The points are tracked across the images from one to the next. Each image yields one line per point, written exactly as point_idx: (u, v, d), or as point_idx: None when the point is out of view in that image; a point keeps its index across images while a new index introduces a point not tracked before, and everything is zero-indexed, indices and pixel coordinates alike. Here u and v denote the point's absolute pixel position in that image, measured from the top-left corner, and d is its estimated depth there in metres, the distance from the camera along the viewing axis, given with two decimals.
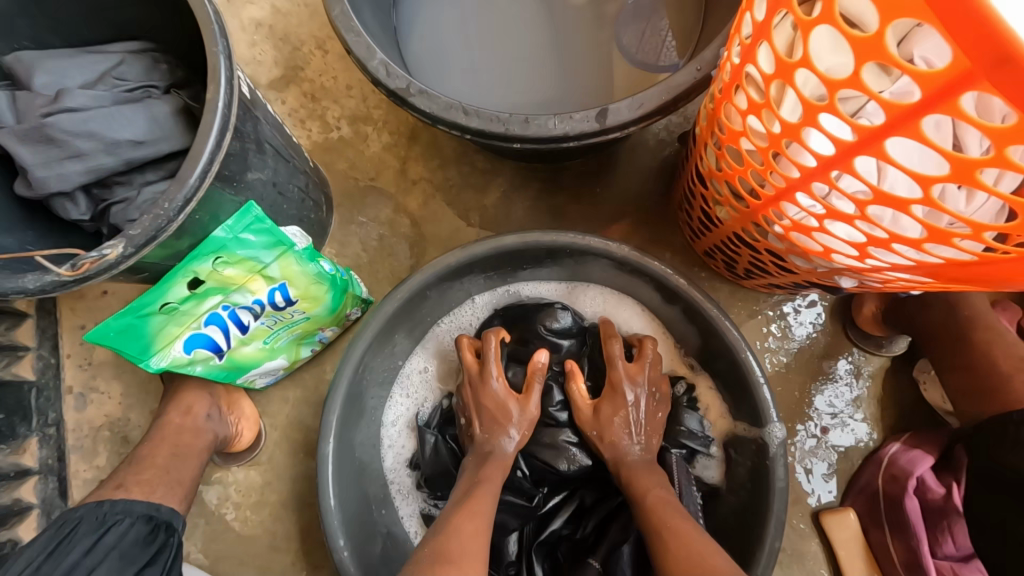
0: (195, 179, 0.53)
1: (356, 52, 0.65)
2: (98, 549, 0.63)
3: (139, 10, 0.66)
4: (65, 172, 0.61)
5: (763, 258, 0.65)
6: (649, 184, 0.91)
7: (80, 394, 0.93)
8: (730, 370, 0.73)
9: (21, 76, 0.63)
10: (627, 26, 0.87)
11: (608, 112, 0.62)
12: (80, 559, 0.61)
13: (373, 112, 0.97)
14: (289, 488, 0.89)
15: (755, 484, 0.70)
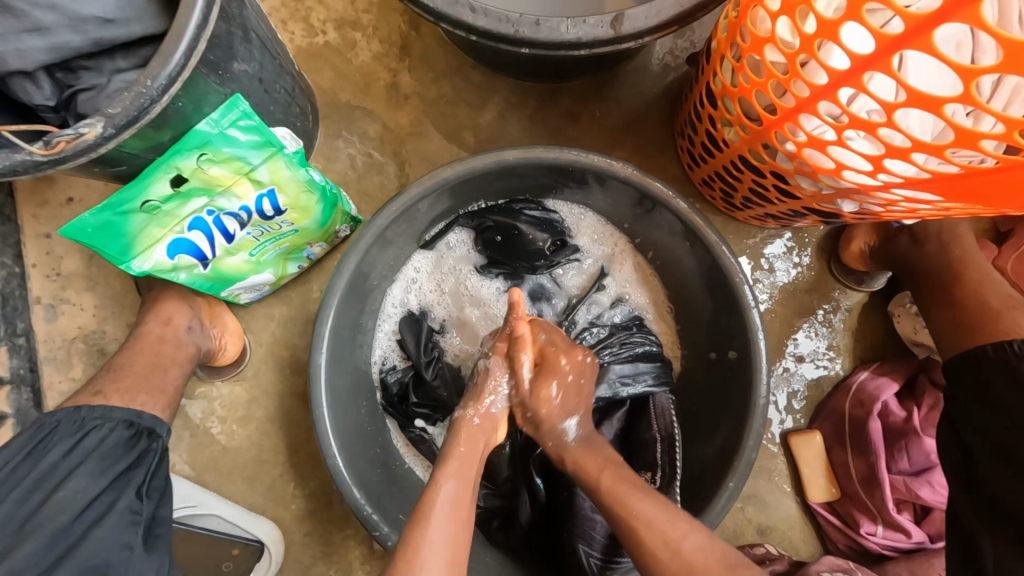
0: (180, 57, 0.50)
1: None
2: (76, 453, 0.61)
3: None
4: (24, 46, 0.55)
5: (765, 181, 0.65)
6: (651, 110, 0.89)
7: (49, 305, 0.89)
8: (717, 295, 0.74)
9: None
10: None
11: (623, 19, 0.59)
12: (58, 461, 0.60)
13: (362, 16, 0.90)
14: (275, 404, 0.89)
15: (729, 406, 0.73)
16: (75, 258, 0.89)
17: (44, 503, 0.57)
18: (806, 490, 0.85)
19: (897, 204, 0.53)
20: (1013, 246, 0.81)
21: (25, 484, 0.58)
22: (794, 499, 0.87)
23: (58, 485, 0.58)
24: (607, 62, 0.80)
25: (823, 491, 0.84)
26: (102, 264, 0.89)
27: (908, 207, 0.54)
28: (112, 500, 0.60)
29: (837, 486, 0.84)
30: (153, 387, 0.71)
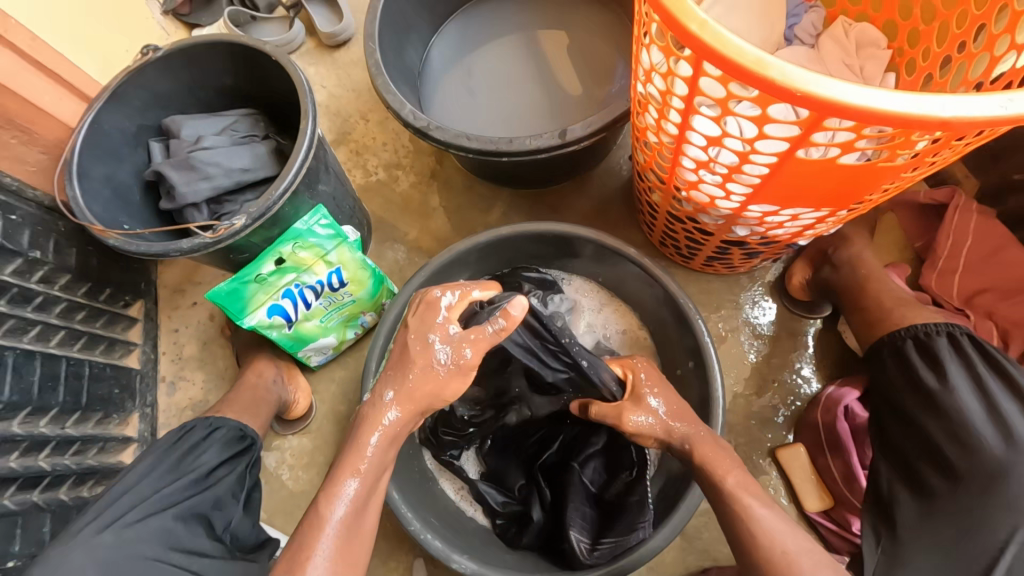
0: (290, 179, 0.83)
1: (393, 106, 0.95)
2: (206, 441, 0.82)
3: (247, 88, 0.98)
4: (197, 188, 0.89)
5: (688, 225, 0.88)
6: (617, 198, 1.16)
7: (171, 382, 1.16)
8: (680, 319, 0.93)
9: (171, 130, 0.94)
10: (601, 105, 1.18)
11: (567, 132, 0.89)
12: (194, 444, 0.80)
13: (402, 160, 1.27)
14: (333, 452, 1.08)
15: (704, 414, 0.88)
16: (193, 345, 1.18)
17: (180, 468, 0.76)
18: (801, 500, 0.92)
19: (765, 220, 0.74)
20: (931, 266, 0.98)
21: (171, 456, 0.77)
22: (794, 512, 0.93)
23: (191, 461, 0.78)
24: (576, 167, 1.10)
25: (816, 498, 0.91)
26: (212, 348, 1.18)
27: (780, 221, 0.74)
28: (222, 479, 0.79)
29: (829, 492, 0.91)
30: (254, 411, 0.95)
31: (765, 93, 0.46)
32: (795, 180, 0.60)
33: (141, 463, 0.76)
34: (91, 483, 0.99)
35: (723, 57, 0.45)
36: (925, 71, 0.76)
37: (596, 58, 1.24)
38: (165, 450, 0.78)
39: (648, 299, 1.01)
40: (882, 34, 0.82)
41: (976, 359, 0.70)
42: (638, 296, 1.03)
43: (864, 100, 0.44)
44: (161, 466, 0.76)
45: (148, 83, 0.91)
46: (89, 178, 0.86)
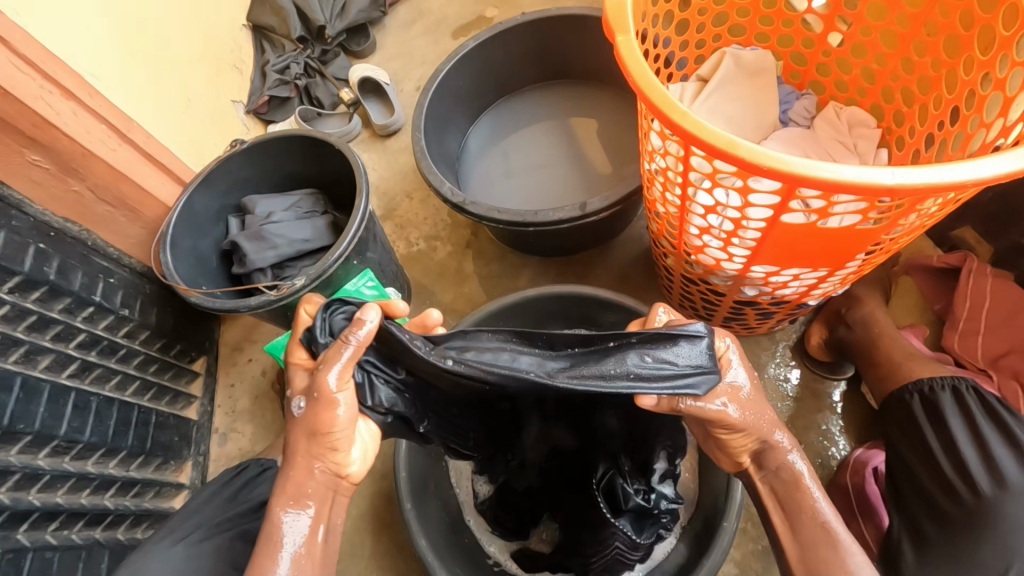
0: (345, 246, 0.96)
1: (434, 184, 1.09)
2: (260, 476, 0.91)
3: (311, 172, 1.14)
4: (265, 256, 1.03)
5: (702, 287, 0.94)
6: (637, 264, 1.24)
7: (223, 433, 1.26)
8: None
9: (247, 208, 1.10)
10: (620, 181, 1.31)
11: (587, 204, 1.00)
12: (249, 479, 0.90)
13: (441, 232, 1.41)
14: (367, 504, 1.12)
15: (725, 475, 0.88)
16: (245, 399, 1.29)
17: (237, 498, 0.86)
18: None
19: (770, 280, 0.79)
20: (952, 327, 1.00)
21: (230, 488, 0.87)
22: None
23: (247, 494, 0.87)
24: (598, 236, 1.20)
25: None
26: (262, 401, 1.28)
27: (785, 281, 0.79)
28: None
29: None
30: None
31: (741, 168, 0.55)
32: (786, 240, 0.66)
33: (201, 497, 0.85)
34: (144, 525, 1.06)
35: (702, 140, 0.55)
36: (912, 147, 0.84)
37: (622, 142, 1.38)
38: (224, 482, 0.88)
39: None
40: (870, 115, 0.91)
41: (976, 411, 0.75)
42: None
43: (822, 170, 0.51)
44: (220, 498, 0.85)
45: (233, 170, 1.09)
46: (178, 247, 1.01)
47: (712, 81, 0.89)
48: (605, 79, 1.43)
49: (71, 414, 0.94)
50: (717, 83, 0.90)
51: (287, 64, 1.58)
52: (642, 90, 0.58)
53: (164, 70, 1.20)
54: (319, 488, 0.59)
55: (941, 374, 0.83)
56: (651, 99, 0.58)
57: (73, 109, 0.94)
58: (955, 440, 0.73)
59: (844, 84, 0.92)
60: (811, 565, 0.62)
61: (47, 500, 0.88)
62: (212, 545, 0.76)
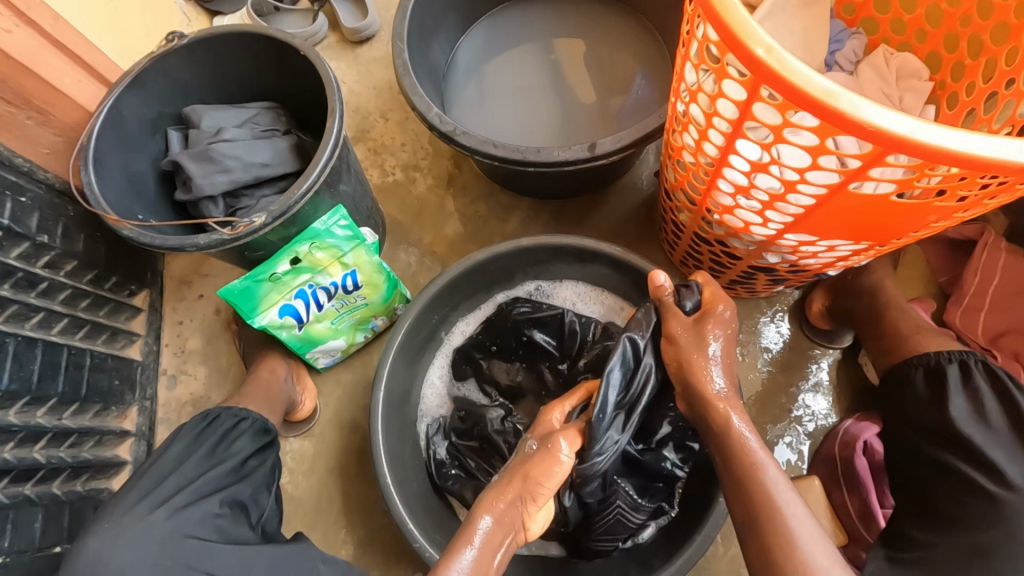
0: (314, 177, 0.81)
1: (419, 107, 0.93)
2: (235, 430, 0.78)
3: (270, 80, 0.95)
4: (215, 181, 0.87)
5: (715, 248, 0.86)
6: (637, 214, 1.14)
7: (172, 375, 1.14)
8: None
9: (191, 120, 0.92)
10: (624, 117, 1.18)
11: (597, 145, 0.88)
12: (227, 431, 0.77)
13: (421, 162, 1.25)
14: (336, 457, 1.06)
15: None
16: (197, 339, 1.16)
17: (216, 454, 0.74)
18: None
19: (800, 249, 0.72)
20: (956, 302, 0.96)
21: (206, 441, 0.74)
22: None
23: (227, 448, 0.75)
24: (599, 180, 1.08)
25: (831, 535, 0.89)
26: (216, 343, 1.15)
27: (814, 252, 0.72)
28: (254, 470, 0.76)
29: (844, 529, 0.89)
30: (269, 407, 0.93)
31: (827, 123, 0.44)
32: (840, 211, 0.58)
33: (173, 447, 0.73)
34: (85, 477, 0.96)
35: (787, 83, 0.43)
36: (967, 106, 0.74)
37: (615, 70, 1.23)
38: (195, 436, 0.75)
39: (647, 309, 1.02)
40: (924, 65, 0.80)
41: (988, 390, 0.72)
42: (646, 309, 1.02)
43: (934, 136, 0.42)
44: (199, 450, 0.73)
45: (171, 71, 0.89)
46: (104, 164, 0.83)
47: (760, 6, 0.76)
48: None
49: None
50: (766, 10, 0.76)
51: None
52: (715, 9, 0.45)
53: None
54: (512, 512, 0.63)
55: (948, 348, 0.79)
56: (725, 23, 0.45)
57: None
58: (959, 416, 0.71)
59: (901, 26, 0.81)
60: (741, 505, 0.61)
61: None
62: (195, 518, 0.66)
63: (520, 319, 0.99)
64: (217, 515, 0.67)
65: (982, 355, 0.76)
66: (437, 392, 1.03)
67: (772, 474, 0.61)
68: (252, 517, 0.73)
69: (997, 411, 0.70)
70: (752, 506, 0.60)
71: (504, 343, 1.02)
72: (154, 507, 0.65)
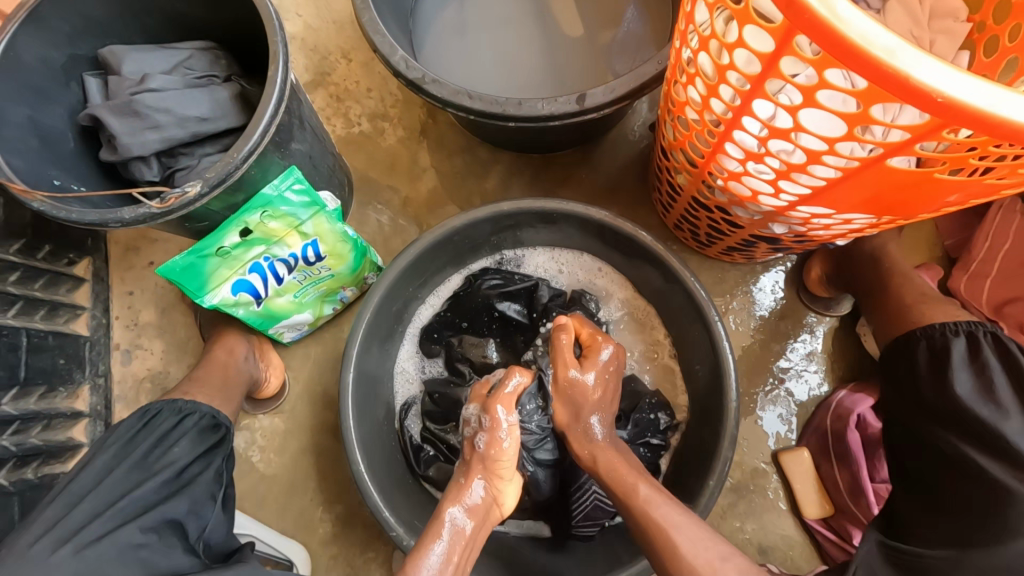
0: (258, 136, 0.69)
1: (381, 50, 0.80)
2: (176, 430, 0.71)
3: (203, 14, 0.81)
4: (145, 139, 0.74)
5: (715, 215, 0.78)
6: (629, 170, 1.05)
7: (126, 350, 1.05)
8: (691, 315, 0.85)
9: (110, 64, 0.78)
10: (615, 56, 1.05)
11: (587, 97, 0.77)
12: (163, 435, 0.70)
13: (390, 110, 1.12)
14: (309, 434, 1.00)
15: (708, 426, 0.81)
16: (150, 311, 1.06)
17: (149, 463, 0.66)
18: (801, 507, 0.89)
19: (811, 221, 0.64)
20: (962, 268, 0.92)
21: (138, 448, 0.67)
22: (791, 518, 0.91)
23: (161, 455, 0.67)
24: (587, 133, 0.98)
25: (817, 506, 0.88)
26: (172, 314, 1.06)
27: (827, 224, 0.64)
28: (195, 477, 0.68)
29: (830, 500, 0.88)
30: (226, 392, 0.86)
31: (879, 88, 0.36)
32: (868, 186, 0.50)
33: (98, 460, 0.66)
34: (35, 464, 0.89)
35: (835, 36, 0.34)
36: (1008, 54, 0.65)
37: (602, 0, 1.08)
38: (124, 446, 0.68)
39: (630, 277, 0.96)
40: (962, 3, 0.70)
41: (994, 362, 0.68)
42: (633, 277, 0.95)
43: (1012, 109, 0.34)
44: (124, 463, 0.66)
45: (79, 3, 0.74)
46: (6, 120, 0.70)
47: None
48: None
49: None
50: None
51: None
52: None
53: None
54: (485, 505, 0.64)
55: (950, 317, 0.75)
56: None
57: None
58: (966, 396, 0.67)
59: None
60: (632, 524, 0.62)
61: None
62: (112, 547, 0.57)
63: (489, 294, 0.93)
64: (140, 545, 0.59)
65: (992, 327, 0.71)
66: (406, 371, 0.97)
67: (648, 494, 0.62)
68: (191, 536, 0.64)
69: (1007, 392, 0.66)
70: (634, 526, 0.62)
71: (475, 320, 0.95)
72: (62, 540, 0.57)
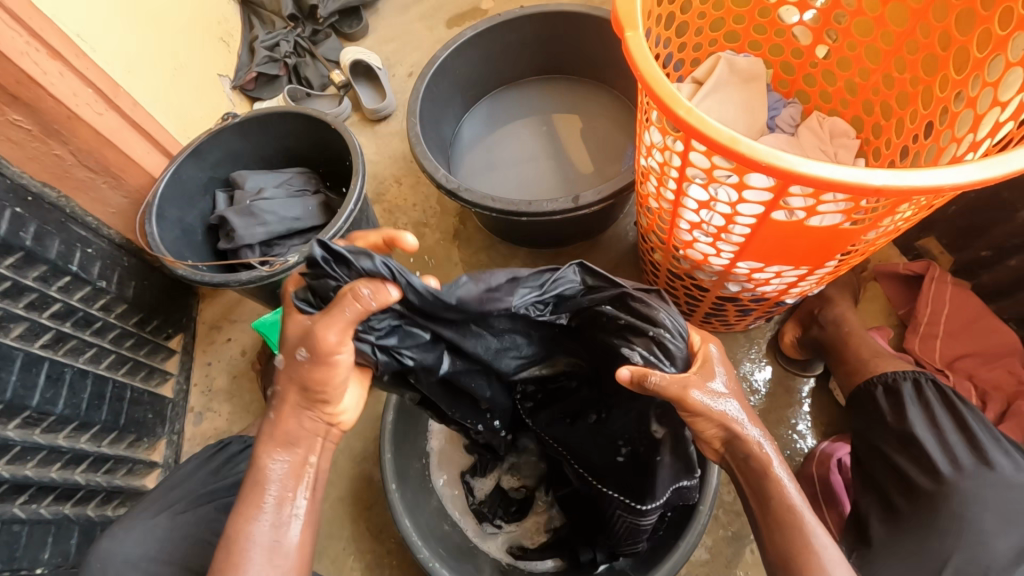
0: (340, 226, 0.96)
1: (429, 170, 1.09)
2: (240, 454, 0.87)
3: (305, 149, 1.13)
4: (254, 232, 1.02)
5: (687, 282, 0.98)
6: (622, 260, 1.28)
7: (198, 412, 1.23)
8: None
9: (236, 182, 1.08)
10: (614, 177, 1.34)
11: (580, 197, 1.02)
12: (229, 455, 0.86)
13: (430, 219, 1.41)
14: (347, 486, 1.12)
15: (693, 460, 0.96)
16: (223, 378, 1.26)
17: (222, 471, 0.84)
18: None
19: (753, 277, 0.83)
20: (914, 330, 1.06)
21: (210, 465, 0.84)
22: None
23: (231, 467, 0.84)
24: (587, 230, 1.23)
25: None
26: (240, 381, 1.26)
27: (766, 279, 0.83)
28: None
29: None
30: None
31: (739, 163, 0.58)
32: (772, 238, 0.70)
33: (186, 466, 0.83)
34: (116, 502, 1.03)
35: (705, 135, 0.57)
36: (888, 158, 0.89)
37: (605, 139, 1.41)
38: (205, 456, 0.85)
39: None
40: (850, 126, 0.95)
41: (934, 402, 0.77)
42: None
43: (818, 169, 0.55)
44: (205, 469, 0.83)
45: (223, 144, 1.07)
46: (164, 218, 0.99)
47: (707, 83, 0.93)
48: (597, 77, 1.46)
49: (44, 385, 0.91)
50: (711, 86, 0.93)
51: (277, 41, 1.55)
52: (650, 86, 0.61)
53: (151, 37, 1.17)
54: (310, 432, 0.61)
55: (903, 368, 0.84)
56: (658, 94, 0.60)
57: (60, 69, 0.91)
58: (913, 425, 0.75)
59: (828, 96, 0.97)
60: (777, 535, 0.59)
61: (17, 472, 0.85)
62: (192, 519, 0.76)
63: None
64: (214, 518, 0.77)
65: (933, 375, 0.80)
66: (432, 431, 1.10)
67: (809, 516, 0.59)
68: None
69: (946, 421, 0.75)
70: (782, 544, 0.59)
71: None
72: (161, 511, 0.76)
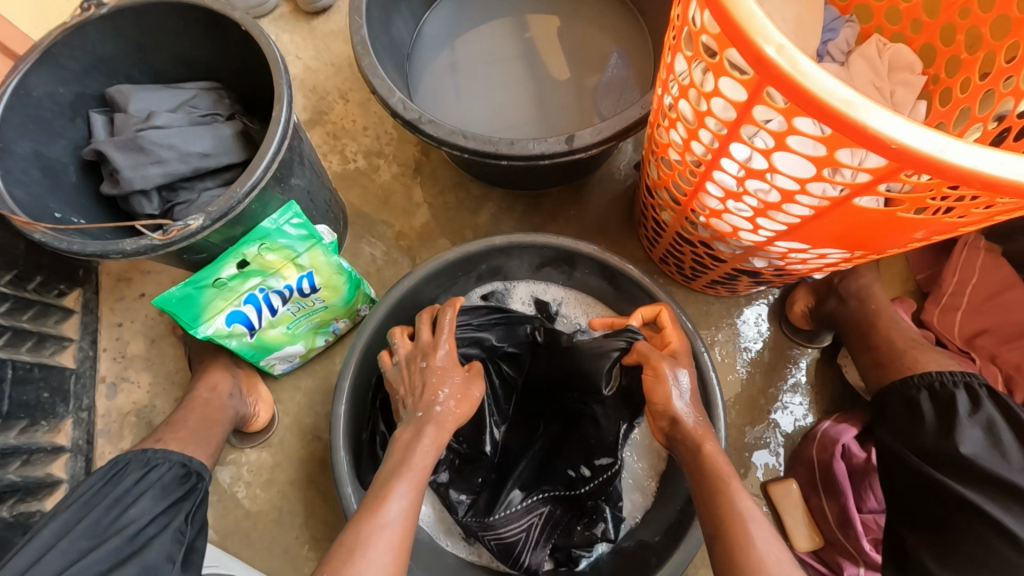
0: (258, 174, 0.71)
1: (380, 92, 0.84)
2: (139, 486, 0.70)
3: (212, 56, 0.85)
4: (147, 174, 0.76)
5: (698, 249, 0.81)
6: (615, 206, 1.09)
7: (112, 383, 1.04)
8: None
9: (117, 101, 0.81)
10: (602, 96, 1.11)
11: (575, 137, 0.81)
12: (125, 490, 0.69)
13: (385, 148, 1.16)
14: (297, 467, 0.99)
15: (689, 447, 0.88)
16: (139, 342, 1.06)
17: (109, 523, 0.66)
18: (792, 540, 0.90)
19: (789, 256, 0.68)
20: (934, 301, 0.96)
21: (97, 506, 0.67)
22: None
23: (119, 516, 0.66)
24: (576, 172, 1.02)
25: (808, 540, 0.89)
26: (161, 346, 1.06)
27: (803, 259, 0.68)
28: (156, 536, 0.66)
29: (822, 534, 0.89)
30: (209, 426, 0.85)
31: (845, 135, 0.39)
32: (839, 223, 0.54)
33: (56, 521, 0.65)
34: (12, 501, 0.86)
35: (803, 90, 0.38)
36: (961, 104, 0.71)
37: (587, 47, 1.15)
38: (90, 498, 0.68)
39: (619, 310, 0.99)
40: (918, 58, 0.76)
41: (997, 419, 0.66)
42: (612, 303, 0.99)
43: (964, 157, 0.37)
44: (81, 523, 0.65)
45: (90, 45, 0.77)
46: (12, 153, 0.72)
47: None
48: None
49: None
50: None
51: None
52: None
53: None
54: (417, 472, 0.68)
55: (948, 367, 0.73)
56: (730, 14, 0.39)
57: None
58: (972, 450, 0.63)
59: (897, 15, 0.77)
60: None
61: None
62: None
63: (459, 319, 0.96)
64: None
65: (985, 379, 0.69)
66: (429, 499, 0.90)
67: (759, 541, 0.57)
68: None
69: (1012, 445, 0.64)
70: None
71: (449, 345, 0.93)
72: None
